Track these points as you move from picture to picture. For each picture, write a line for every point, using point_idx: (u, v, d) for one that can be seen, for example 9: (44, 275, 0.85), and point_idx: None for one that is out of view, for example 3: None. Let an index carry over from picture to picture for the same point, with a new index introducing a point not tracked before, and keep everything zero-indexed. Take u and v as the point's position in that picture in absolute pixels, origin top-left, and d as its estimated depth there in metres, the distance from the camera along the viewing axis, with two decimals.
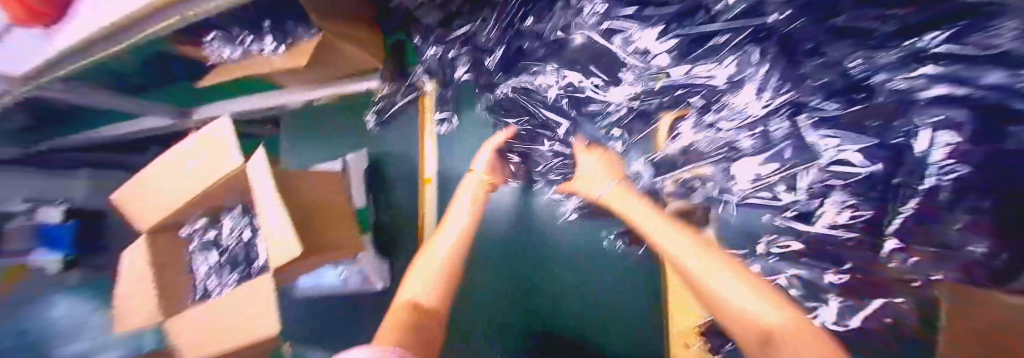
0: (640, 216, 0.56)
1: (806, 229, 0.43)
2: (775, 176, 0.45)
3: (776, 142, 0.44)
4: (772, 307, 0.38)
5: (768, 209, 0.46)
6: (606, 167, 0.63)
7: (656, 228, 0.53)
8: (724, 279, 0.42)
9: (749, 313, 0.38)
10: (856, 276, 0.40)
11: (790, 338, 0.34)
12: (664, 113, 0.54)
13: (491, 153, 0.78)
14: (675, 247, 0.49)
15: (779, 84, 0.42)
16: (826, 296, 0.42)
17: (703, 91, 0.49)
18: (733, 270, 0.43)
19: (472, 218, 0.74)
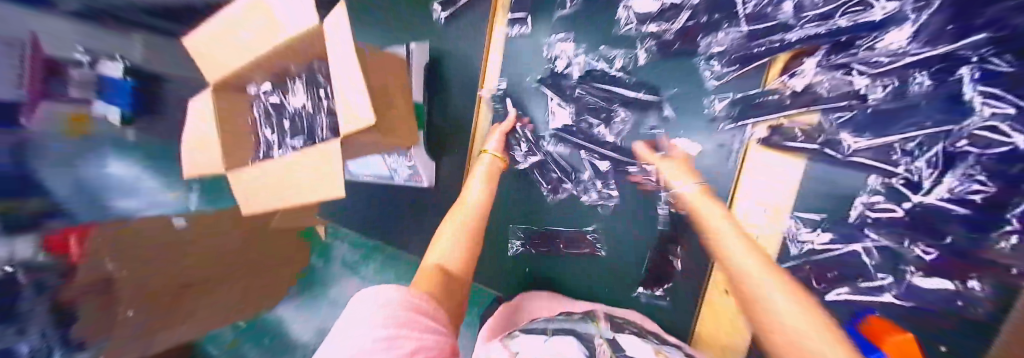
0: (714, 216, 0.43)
1: (910, 199, 0.40)
2: (895, 139, 0.39)
3: (913, 97, 0.37)
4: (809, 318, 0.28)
5: (873, 171, 0.42)
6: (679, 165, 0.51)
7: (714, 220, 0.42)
8: (750, 267, 0.35)
9: (779, 317, 0.29)
10: (946, 253, 0.38)
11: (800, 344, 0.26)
12: (782, 52, 0.44)
13: (497, 134, 0.63)
14: (730, 247, 0.37)
15: (939, 30, 0.34)
16: (901, 269, 0.41)
17: (848, 26, 0.38)
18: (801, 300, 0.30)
19: (483, 193, 0.57)
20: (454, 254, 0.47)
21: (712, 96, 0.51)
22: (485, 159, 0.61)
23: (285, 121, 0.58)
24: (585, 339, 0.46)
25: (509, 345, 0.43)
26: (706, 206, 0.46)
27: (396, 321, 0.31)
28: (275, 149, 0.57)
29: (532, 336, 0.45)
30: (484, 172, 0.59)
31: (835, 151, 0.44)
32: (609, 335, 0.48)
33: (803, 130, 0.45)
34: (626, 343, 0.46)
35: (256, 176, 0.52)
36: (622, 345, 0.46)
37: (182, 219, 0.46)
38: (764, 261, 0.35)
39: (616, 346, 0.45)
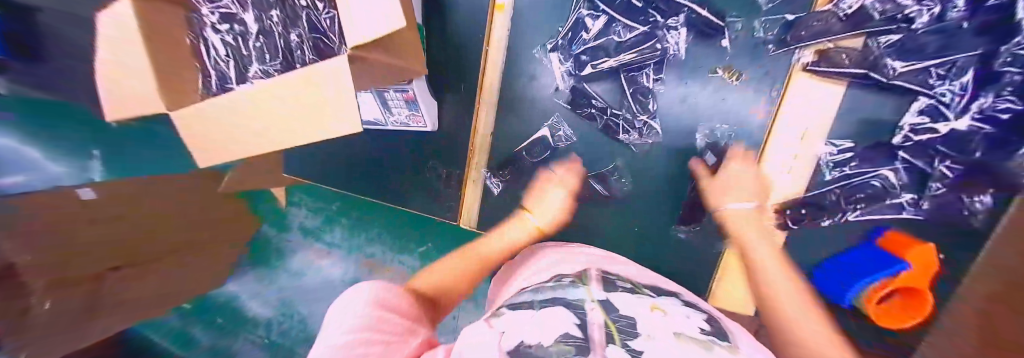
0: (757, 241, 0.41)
1: (946, 119, 0.41)
2: (935, 62, 0.39)
3: (950, 21, 0.38)
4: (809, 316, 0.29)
5: (918, 95, 0.42)
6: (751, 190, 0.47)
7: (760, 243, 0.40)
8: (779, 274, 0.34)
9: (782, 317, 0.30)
10: (970, 167, 0.41)
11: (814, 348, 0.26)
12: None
13: (558, 201, 0.55)
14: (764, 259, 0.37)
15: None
16: (928, 185, 0.44)
17: None
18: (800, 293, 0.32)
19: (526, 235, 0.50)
20: (448, 278, 0.40)
21: (763, 19, 0.45)
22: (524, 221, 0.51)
23: (245, 45, 0.43)
24: (574, 307, 0.27)
25: (493, 322, 0.27)
26: (746, 224, 0.44)
27: (365, 322, 0.24)
28: (234, 82, 0.44)
29: (520, 312, 0.28)
30: (519, 238, 0.49)
31: (881, 74, 0.42)
32: (600, 296, 0.29)
33: (848, 55, 0.43)
34: (621, 300, 0.28)
35: (218, 114, 0.41)
36: (616, 304, 0.28)
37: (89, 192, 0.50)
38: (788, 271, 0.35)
39: (610, 307, 0.27)
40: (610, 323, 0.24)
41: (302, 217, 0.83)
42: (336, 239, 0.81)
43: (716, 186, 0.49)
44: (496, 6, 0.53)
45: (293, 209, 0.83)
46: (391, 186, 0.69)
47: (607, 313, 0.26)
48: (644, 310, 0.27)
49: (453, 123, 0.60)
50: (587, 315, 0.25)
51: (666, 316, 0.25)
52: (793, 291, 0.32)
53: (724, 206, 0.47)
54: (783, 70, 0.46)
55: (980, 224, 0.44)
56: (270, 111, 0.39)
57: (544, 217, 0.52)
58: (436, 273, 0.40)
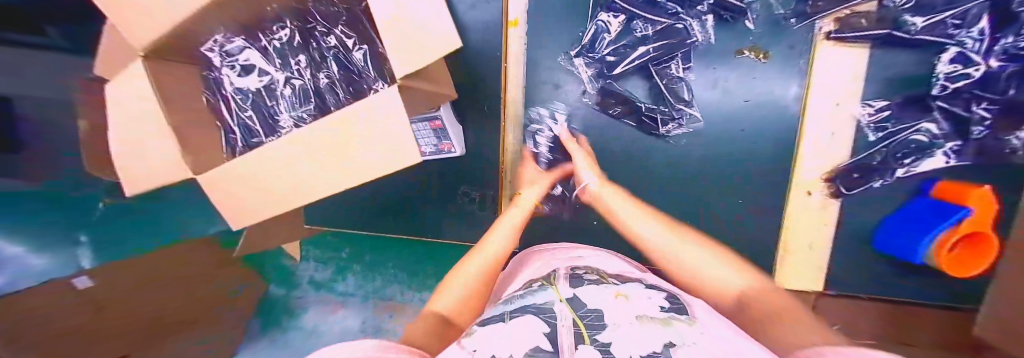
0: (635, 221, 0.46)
1: (977, 64, 0.41)
2: (948, 12, 0.40)
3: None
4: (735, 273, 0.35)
5: (945, 45, 0.43)
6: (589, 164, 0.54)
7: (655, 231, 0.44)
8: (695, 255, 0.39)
9: (714, 281, 0.35)
10: (1010, 104, 0.42)
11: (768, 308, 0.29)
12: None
13: (549, 178, 0.56)
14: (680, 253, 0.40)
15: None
16: (970, 130, 0.44)
17: None
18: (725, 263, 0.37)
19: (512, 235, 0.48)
20: (463, 299, 0.37)
21: None
22: (521, 203, 0.53)
23: (264, 93, 0.40)
24: (545, 312, 0.25)
25: (464, 343, 0.24)
26: (612, 199, 0.50)
27: None
28: (261, 134, 0.41)
29: (490, 326, 0.25)
30: (519, 221, 0.50)
31: (901, 32, 0.43)
32: (567, 294, 0.29)
33: (865, 19, 0.44)
34: (586, 295, 0.28)
35: (248, 175, 0.38)
36: (583, 300, 0.28)
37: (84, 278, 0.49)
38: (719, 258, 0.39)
39: (578, 304, 0.27)
40: (579, 321, 0.24)
41: (312, 270, 0.65)
42: (350, 288, 0.63)
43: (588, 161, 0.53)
44: (510, 21, 0.54)
45: (302, 264, 0.65)
46: (423, 220, 0.66)
47: (574, 312, 0.25)
48: (606, 300, 0.27)
49: (481, 144, 0.59)
50: (559, 317, 0.24)
51: (629, 302, 0.26)
52: (706, 258, 0.38)
53: (589, 184, 0.52)
54: (806, 42, 0.47)
55: (1021, 158, 0.45)
56: (314, 159, 0.37)
57: (535, 189, 0.55)
58: (450, 293, 0.38)
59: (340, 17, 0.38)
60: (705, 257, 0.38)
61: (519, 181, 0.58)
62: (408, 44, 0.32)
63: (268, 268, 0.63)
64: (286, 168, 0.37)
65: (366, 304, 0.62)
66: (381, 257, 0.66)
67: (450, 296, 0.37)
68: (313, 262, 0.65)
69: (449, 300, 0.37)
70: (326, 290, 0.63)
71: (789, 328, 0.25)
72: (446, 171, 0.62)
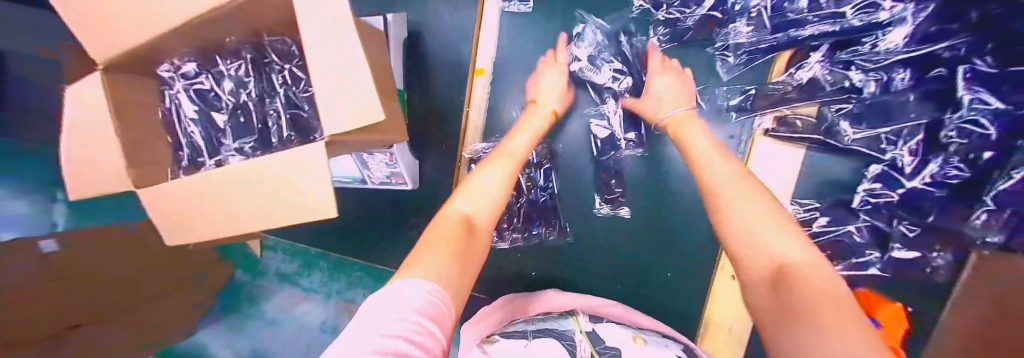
0: (701, 145, 0.43)
1: (903, 185, 0.43)
2: (885, 129, 0.42)
3: (895, 93, 0.40)
4: (785, 237, 0.30)
5: (874, 160, 0.46)
6: (682, 89, 0.49)
7: (721, 176, 0.38)
8: (753, 209, 0.33)
9: (761, 243, 0.30)
10: (929, 229, 0.43)
11: (803, 274, 0.26)
12: (779, 49, 0.45)
13: (564, 89, 0.54)
14: (727, 192, 0.36)
15: (932, 31, 0.35)
16: (889, 244, 0.46)
17: (852, 14, 0.38)
18: (767, 207, 0.34)
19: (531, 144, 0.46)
20: (487, 208, 0.36)
21: (723, 87, 0.53)
22: (538, 112, 0.51)
23: (217, 116, 0.44)
24: (565, 340, 0.41)
25: (491, 348, 0.40)
26: (689, 126, 0.46)
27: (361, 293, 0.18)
28: (205, 156, 0.43)
29: (515, 340, 0.41)
30: (540, 128, 0.49)
31: (836, 139, 0.46)
32: (588, 328, 0.45)
33: (801, 121, 0.48)
34: (605, 333, 0.43)
35: (181, 199, 0.40)
36: (601, 336, 0.43)
37: (50, 243, 0.53)
38: (766, 200, 0.34)
39: (596, 339, 0.42)
40: (598, 354, 0.38)
41: (278, 261, 0.84)
42: (313, 285, 0.82)
43: (651, 101, 0.51)
44: (476, 69, 0.58)
45: (267, 255, 0.84)
46: (373, 244, 0.68)
47: (594, 346, 0.40)
48: (626, 342, 0.42)
49: (433, 179, 0.62)
50: (580, 347, 0.39)
51: (646, 347, 0.41)
52: (776, 229, 0.31)
53: (665, 114, 0.49)
54: (748, 133, 0.53)
55: (941, 276, 0.45)
56: (248, 192, 0.37)
57: (552, 95, 0.52)
58: (468, 197, 0.36)
59: (294, 56, 0.42)
60: (770, 226, 0.31)
61: (530, 89, 0.55)
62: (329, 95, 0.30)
63: (235, 255, 0.82)
64: (217, 202, 0.38)
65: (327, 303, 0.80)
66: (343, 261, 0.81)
67: (472, 202, 0.36)
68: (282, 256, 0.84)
69: (471, 204, 0.36)
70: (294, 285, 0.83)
71: (823, 326, 0.21)
72: (400, 199, 0.64)
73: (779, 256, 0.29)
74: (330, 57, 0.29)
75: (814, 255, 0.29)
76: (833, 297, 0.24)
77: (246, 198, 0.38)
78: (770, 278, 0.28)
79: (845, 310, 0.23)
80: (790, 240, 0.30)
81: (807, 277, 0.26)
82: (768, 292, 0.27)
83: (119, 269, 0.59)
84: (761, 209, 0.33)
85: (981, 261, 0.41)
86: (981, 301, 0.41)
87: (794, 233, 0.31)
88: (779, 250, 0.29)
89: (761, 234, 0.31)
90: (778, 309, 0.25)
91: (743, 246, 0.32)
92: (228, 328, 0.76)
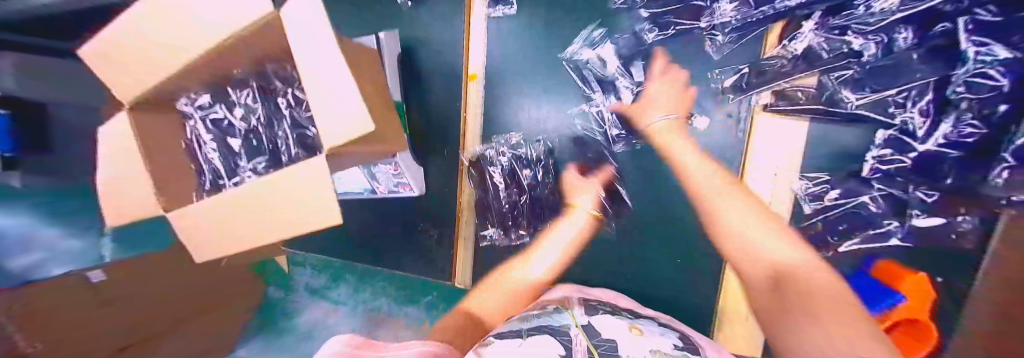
0: (686, 156, 0.55)
1: (914, 149, 0.41)
2: (889, 92, 0.41)
3: (898, 54, 0.38)
4: (792, 250, 0.48)
5: (880, 126, 0.44)
6: (677, 104, 0.54)
7: (705, 173, 0.54)
8: (736, 213, 0.51)
9: (774, 255, 0.47)
10: (948, 195, 0.41)
11: (806, 276, 0.44)
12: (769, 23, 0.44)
13: (594, 188, 0.59)
14: (721, 201, 0.52)
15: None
16: (906, 212, 0.44)
17: None
18: (752, 208, 0.52)
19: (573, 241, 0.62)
20: (499, 308, 0.54)
21: (718, 69, 0.52)
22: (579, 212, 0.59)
23: (231, 141, 0.47)
24: (561, 334, 0.37)
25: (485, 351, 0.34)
26: (671, 137, 0.55)
27: None
28: (223, 178, 0.47)
29: (508, 340, 0.35)
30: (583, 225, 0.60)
31: (840, 108, 0.45)
32: (584, 321, 0.42)
33: (804, 93, 0.47)
34: (601, 325, 0.40)
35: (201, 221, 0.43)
36: (598, 329, 0.40)
37: (99, 272, 0.50)
38: (756, 209, 0.52)
39: (592, 332, 0.39)
40: (594, 348, 0.35)
41: (307, 277, 0.88)
42: (341, 296, 0.85)
43: (651, 105, 0.54)
44: (469, 75, 0.60)
45: (296, 269, 0.89)
46: (385, 253, 0.70)
47: (591, 339, 0.37)
48: (622, 332, 0.39)
49: (439, 186, 0.64)
50: (575, 342, 0.36)
51: (641, 336, 0.39)
52: (753, 227, 0.50)
53: (652, 120, 0.55)
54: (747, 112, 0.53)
55: (969, 243, 0.42)
56: (259, 209, 0.40)
57: (587, 200, 0.59)
58: (490, 301, 0.56)
59: (297, 79, 0.45)
60: (755, 223, 0.50)
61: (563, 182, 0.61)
62: (325, 110, 0.33)
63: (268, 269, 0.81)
64: (233, 218, 0.41)
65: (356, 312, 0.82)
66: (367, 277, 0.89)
67: (489, 307, 0.55)
68: (310, 270, 0.90)
69: (492, 305, 0.55)
70: (323, 297, 0.85)
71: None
72: (408, 207, 0.66)
73: (771, 259, 0.47)
74: (324, 76, 0.32)
75: (812, 258, 0.46)
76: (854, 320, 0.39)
77: (256, 214, 0.40)
78: (769, 281, 0.47)
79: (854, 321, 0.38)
80: (789, 250, 0.47)
81: (814, 280, 0.44)
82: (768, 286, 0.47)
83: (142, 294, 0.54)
84: (737, 212, 0.52)
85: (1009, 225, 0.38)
86: (1009, 261, 0.39)
87: (778, 229, 0.50)
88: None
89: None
90: (797, 299, 0.43)
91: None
92: (265, 343, 0.72)
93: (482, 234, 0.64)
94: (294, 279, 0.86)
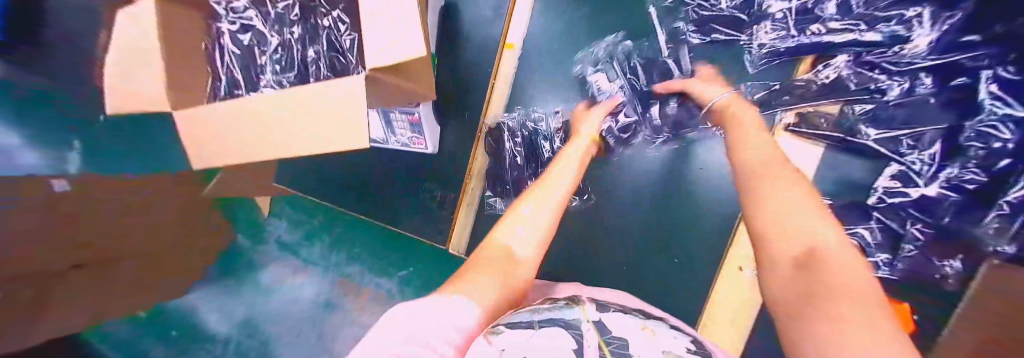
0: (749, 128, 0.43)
1: (918, 186, 0.44)
2: (899, 133, 0.44)
3: (918, 97, 0.41)
4: (822, 224, 0.31)
5: (890, 161, 0.46)
6: (710, 83, 0.51)
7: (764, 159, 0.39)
8: (779, 178, 0.36)
9: (798, 225, 0.31)
10: (944, 236, 0.43)
11: (835, 262, 0.27)
12: (814, 54, 0.46)
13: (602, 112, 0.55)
14: (775, 181, 0.36)
15: (956, 40, 0.37)
16: (901, 246, 0.46)
17: (876, 24, 0.41)
18: (792, 184, 0.36)
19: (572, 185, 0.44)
20: (536, 244, 0.37)
21: (751, 82, 0.51)
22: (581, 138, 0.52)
23: (258, 53, 0.47)
24: (573, 329, 0.28)
25: (492, 340, 0.23)
26: (744, 110, 0.46)
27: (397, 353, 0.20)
28: (242, 89, 0.47)
29: (517, 332, 0.25)
30: (579, 158, 0.49)
31: (857, 138, 0.47)
32: (594, 317, 0.33)
33: (826, 119, 0.49)
34: (613, 323, 0.31)
35: (219, 119, 0.42)
36: (609, 327, 0.31)
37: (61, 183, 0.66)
38: (805, 192, 0.35)
39: (603, 329, 0.30)
40: (604, 345, 0.26)
41: (280, 230, 0.94)
42: (315, 257, 0.91)
43: (702, 84, 0.50)
44: (506, 45, 0.60)
45: (271, 220, 0.95)
46: (385, 205, 0.69)
47: (602, 336, 0.28)
48: (634, 329, 0.31)
49: (454, 147, 0.63)
50: (586, 337, 0.27)
51: (653, 335, 0.30)
52: (804, 206, 0.33)
53: (714, 98, 0.48)
54: (766, 129, 0.52)
55: (950, 286, 0.44)
56: (281, 117, 0.40)
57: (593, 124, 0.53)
58: (519, 237, 0.37)
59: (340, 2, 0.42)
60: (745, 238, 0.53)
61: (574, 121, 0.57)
62: (389, 39, 0.34)
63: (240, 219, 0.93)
64: (253, 123, 0.41)
65: (325, 276, 0.88)
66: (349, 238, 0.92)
67: (521, 239, 0.36)
68: (286, 223, 0.95)
69: (520, 243, 0.36)
70: (292, 252, 0.92)
71: (844, 327, 0.21)
72: (417, 163, 0.65)
73: (814, 236, 0.30)
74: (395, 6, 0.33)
75: (843, 244, 0.30)
76: (881, 309, 0.24)
77: (276, 123, 0.40)
78: (796, 255, 0.29)
79: (864, 310, 0.23)
80: (826, 230, 0.31)
81: (841, 268, 0.27)
82: (794, 283, 0.28)
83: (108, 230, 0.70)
84: (783, 189, 0.35)
85: (988, 276, 0.40)
86: (991, 308, 0.40)
87: (822, 215, 0.33)
88: (811, 234, 0.30)
89: (819, 242, 0.29)
90: (807, 293, 0.26)
91: (792, 241, 0.31)
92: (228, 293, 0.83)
93: (490, 202, 0.65)
94: (268, 231, 0.93)
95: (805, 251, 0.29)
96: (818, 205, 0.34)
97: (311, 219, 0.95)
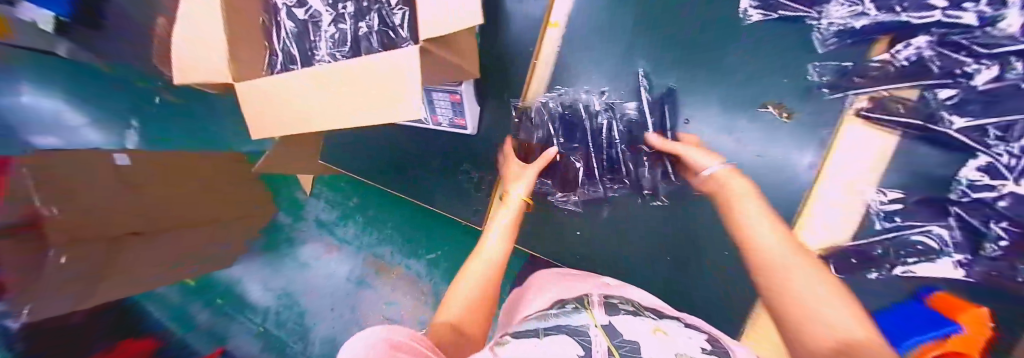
0: (750, 204, 0.38)
1: (1007, 180, 0.40)
2: (987, 122, 0.40)
3: (1008, 83, 0.38)
4: (844, 309, 0.26)
5: (976, 153, 0.41)
6: (709, 154, 0.47)
7: (759, 214, 0.36)
8: (777, 242, 0.33)
9: (817, 312, 0.26)
10: None
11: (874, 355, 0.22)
12: (883, 34, 0.44)
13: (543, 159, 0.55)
14: (776, 250, 0.32)
15: None
16: (982, 246, 0.42)
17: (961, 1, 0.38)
18: (795, 250, 0.32)
19: (507, 229, 0.48)
20: (472, 303, 0.39)
21: (820, 63, 0.47)
22: (511, 203, 0.51)
23: (312, 30, 0.50)
24: (579, 334, 0.33)
25: (500, 350, 0.32)
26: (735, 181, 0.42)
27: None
28: (296, 64, 0.50)
29: (526, 339, 0.33)
30: (511, 221, 0.49)
31: (939, 127, 0.43)
32: (603, 322, 0.37)
33: (903, 105, 0.44)
34: (623, 326, 0.35)
35: (268, 90, 0.44)
36: (619, 330, 0.35)
37: (123, 158, 0.70)
38: (807, 258, 0.31)
39: (612, 333, 0.34)
40: (615, 349, 0.30)
41: (317, 210, 0.99)
42: (348, 235, 0.97)
43: (698, 152, 0.47)
44: (551, 23, 0.58)
45: (311, 199, 1.00)
46: (422, 185, 0.71)
47: (611, 340, 0.32)
48: (645, 333, 0.34)
49: (493, 129, 0.63)
50: (595, 342, 0.32)
51: (666, 338, 0.34)
52: (816, 282, 0.29)
53: (707, 168, 0.45)
54: (835, 115, 0.47)
55: None
56: (329, 93, 0.41)
57: (523, 184, 0.52)
58: (460, 295, 0.40)
59: None
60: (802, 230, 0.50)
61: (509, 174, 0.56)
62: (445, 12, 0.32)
63: (283, 197, 1.00)
64: (297, 96, 0.43)
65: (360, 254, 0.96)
66: (382, 216, 0.95)
67: (457, 304, 0.39)
68: (324, 203, 0.99)
69: (459, 307, 0.39)
70: (328, 231, 0.98)
71: None
72: (456, 144, 0.66)
73: (833, 327, 0.25)
74: None
75: (874, 334, 0.25)
76: None
77: (318, 98, 0.42)
78: (830, 351, 0.24)
79: None
80: (846, 313, 0.26)
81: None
82: None
83: (161, 203, 0.71)
84: (800, 263, 0.30)
85: None
86: None
87: (838, 291, 0.28)
88: (835, 325, 0.25)
89: (820, 305, 0.27)
90: None
91: (792, 306, 0.28)
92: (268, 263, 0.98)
93: None
94: (307, 211, 0.99)
95: (798, 313, 0.28)
96: (813, 258, 0.31)
97: (347, 201, 0.98)
